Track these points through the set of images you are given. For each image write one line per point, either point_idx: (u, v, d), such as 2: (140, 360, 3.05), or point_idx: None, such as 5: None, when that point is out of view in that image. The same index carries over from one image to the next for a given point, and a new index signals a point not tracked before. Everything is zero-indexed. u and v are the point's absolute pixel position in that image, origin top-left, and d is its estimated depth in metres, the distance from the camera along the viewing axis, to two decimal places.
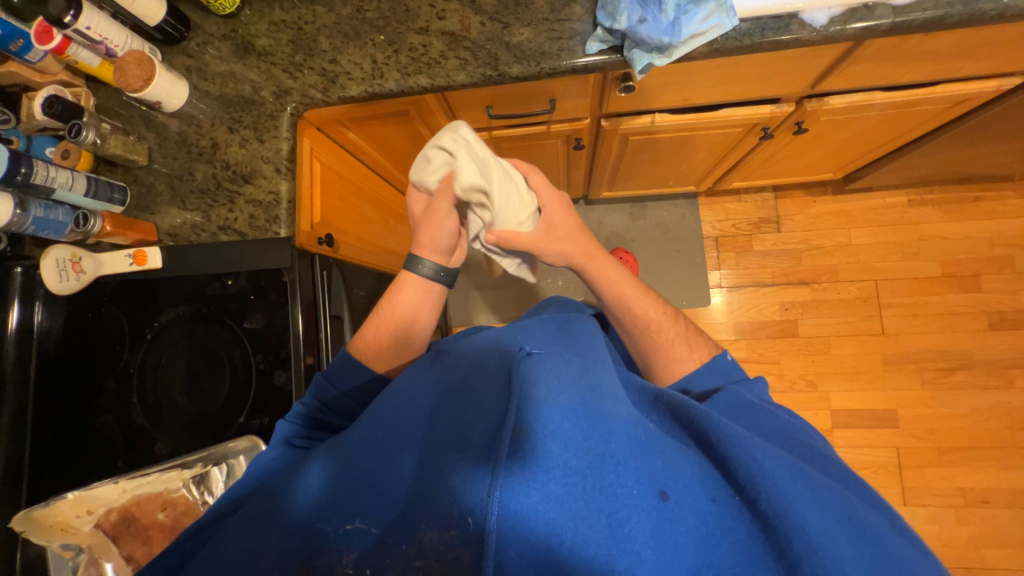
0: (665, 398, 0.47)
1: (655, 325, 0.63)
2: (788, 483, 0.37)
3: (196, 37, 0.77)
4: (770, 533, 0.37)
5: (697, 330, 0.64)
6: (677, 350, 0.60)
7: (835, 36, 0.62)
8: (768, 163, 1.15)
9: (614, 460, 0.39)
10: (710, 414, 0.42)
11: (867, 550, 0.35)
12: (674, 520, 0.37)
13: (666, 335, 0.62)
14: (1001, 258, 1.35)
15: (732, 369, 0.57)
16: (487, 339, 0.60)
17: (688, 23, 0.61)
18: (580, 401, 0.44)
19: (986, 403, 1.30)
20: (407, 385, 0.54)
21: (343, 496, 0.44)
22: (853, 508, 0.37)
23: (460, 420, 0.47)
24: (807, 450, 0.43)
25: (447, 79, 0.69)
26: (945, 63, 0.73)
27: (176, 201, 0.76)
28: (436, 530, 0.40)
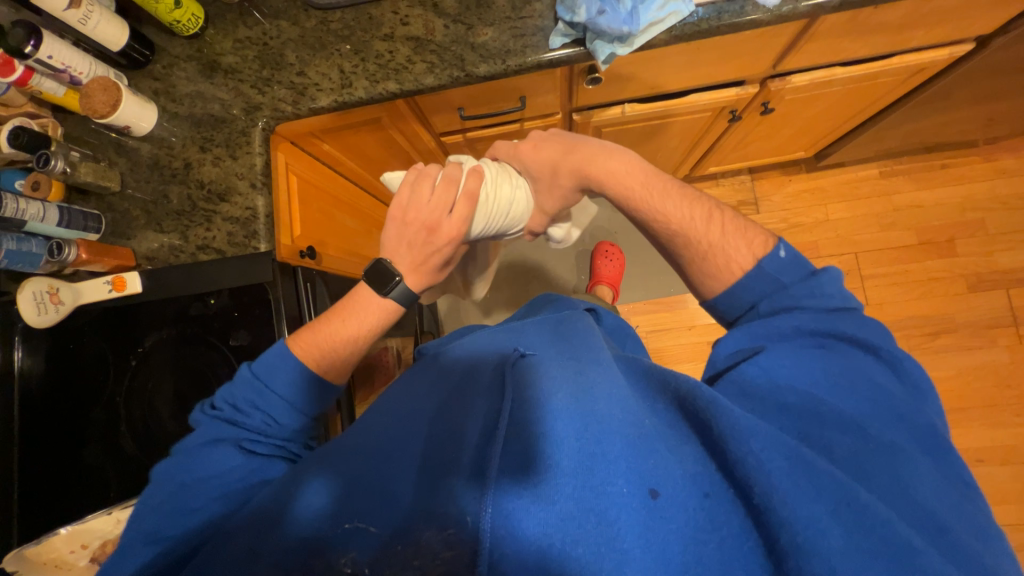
0: (673, 385, 0.46)
1: (685, 235, 0.59)
2: (785, 476, 0.37)
3: (161, 60, 0.77)
4: (762, 527, 0.37)
5: (742, 227, 0.58)
6: (727, 250, 0.56)
7: (789, 15, 0.64)
8: (740, 146, 1.17)
9: (606, 458, 0.40)
10: (718, 401, 0.41)
11: (863, 539, 0.35)
12: (666, 518, 0.37)
13: (702, 245, 0.58)
14: (973, 222, 1.39)
15: (785, 271, 0.53)
16: (486, 343, 0.61)
17: (646, 11, 0.62)
18: (575, 403, 0.45)
19: (972, 364, 1.33)
20: (411, 396, 0.55)
21: (342, 500, 0.45)
22: (858, 495, 0.37)
23: (458, 425, 0.48)
24: (830, 421, 0.42)
25: (415, 83, 0.70)
26: (898, 35, 0.75)
27: (152, 224, 0.75)
28: (431, 532, 0.39)
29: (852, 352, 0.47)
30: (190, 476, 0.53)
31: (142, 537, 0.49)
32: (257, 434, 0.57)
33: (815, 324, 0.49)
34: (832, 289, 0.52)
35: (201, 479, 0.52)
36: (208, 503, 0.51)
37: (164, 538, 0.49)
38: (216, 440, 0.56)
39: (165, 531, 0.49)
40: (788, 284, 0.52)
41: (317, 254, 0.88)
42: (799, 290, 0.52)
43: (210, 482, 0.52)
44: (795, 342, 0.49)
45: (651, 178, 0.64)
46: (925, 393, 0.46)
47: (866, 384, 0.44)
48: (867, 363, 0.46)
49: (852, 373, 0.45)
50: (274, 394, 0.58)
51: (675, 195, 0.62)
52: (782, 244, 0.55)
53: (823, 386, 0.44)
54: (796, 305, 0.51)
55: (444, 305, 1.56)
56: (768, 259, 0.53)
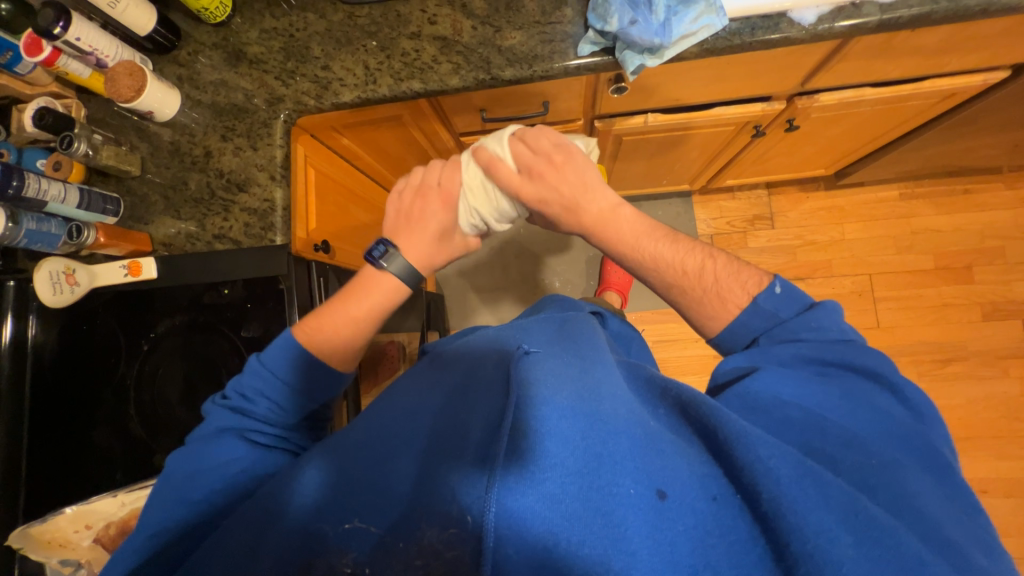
0: (673, 391, 0.46)
1: (683, 278, 0.58)
2: (794, 482, 0.36)
3: (187, 46, 0.77)
4: (770, 533, 0.36)
5: (735, 268, 0.57)
6: (718, 295, 0.56)
7: (823, 35, 0.63)
8: (760, 160, 1.16)
9: (611, 459, 0.40)
10: (720, 410, 0.40)
11: (873, 550, 0.34)
12: (673, 519, 0.37)
13: (700, 290, 0.57)
14: (992, 249, 1.37)
15: (783, 306, 0.52)
16: (489, 341, 0.61)
17: (679, 24, 0.61)
18: (578, 402, 0.45)
19: (982, 394, 1.31)
20: (412, 391, 0.56)
21: (341, 495, 0.45)
22: (865, 506, 0.36)
23: (459, 420, 0.48)
24: (835, 437, 0.41)
25: (440, 83, 0.70)
26: (932, 59, 0.74)
27: (170, 210, 0.75)
28: (434, 530, 0.40)
29: (853, 382, 0.45)
30: (192, 465, 0.53)
31: (144, 531, 0.50)
32: (261, 423, 0.57)
33: (821, 353, 0.47)
34: (829, 322, 0.50)
35: (202, 468, 0.52)
36: (209, 495, 0.51)
37: (165, 527, 0.50)
38: (224, 429, 0.56)
39: (168, 520, 0.50)
40: (785, 319, 0.51)
41: (331, 249, 0.87)
42: (796, 325, 0.50)
43: (209, 473, 0.52)
44: (793, 370, 0.47)
45: (650, 230, 0.62)
46: (926, 417, 0.45)
47: (866, 407, 0.43)
48: (865, 384, 0.45)
49: (853, 393, 0.44)
50: (273, 376, 0.58)
51: (667, 240, 0.60)
52: (777, 280, 0.54)
53: (820, 405, 0.43)
54: (796, 339, 0.50)
55: (452, 302, 1.55)
56: (765, 297, 0.52)
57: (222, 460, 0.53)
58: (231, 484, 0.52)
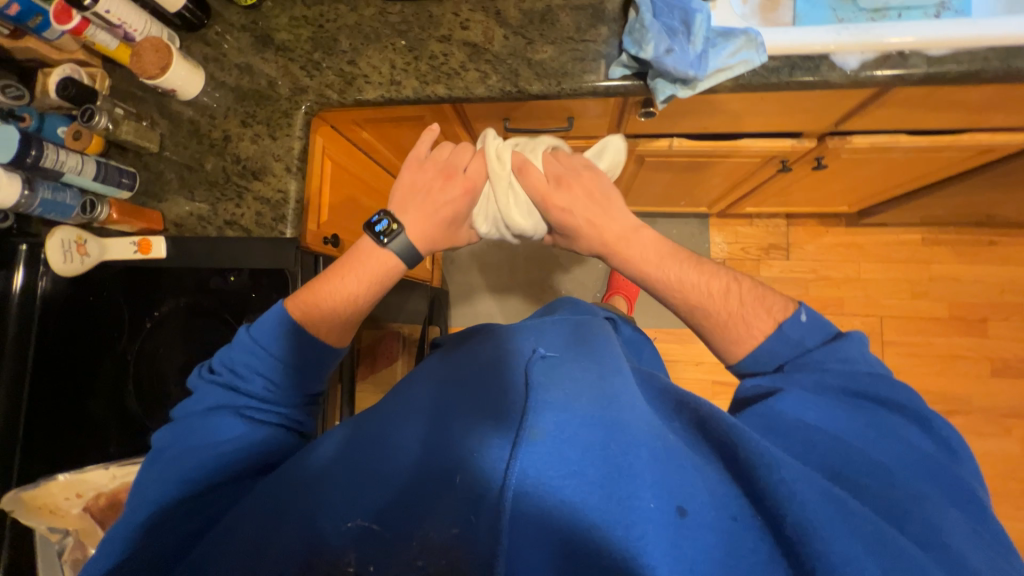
0: (692, 407, 0.47)
1: (700, 303, 0.57)
2: (819, 507, 0.36)
3: (215, 26, 0.76)
4: (794, 560, 0.36)
5: (761, 293, 0.56)
6: (733, 330, 0.55)
7: (864, 82, 0.61)
8: (783, 192, 1.13)
9: (630, 472, 0.40)
10: (740, 428, 0.41)
11: None
12: (691, 536, 0.37)
13: (723, 313, 0.55)
14: (1010, 305, 1.33)
15: (807, 334, 0.51)
16: (505, 336, 0.61)
17: (715, 56, 0.60)
18: (597, 412, 0.45)
19: (980, 450, 1.29)
20: (429, 381, 0.57)
21: (354, 483, 0.46)
22: (892, 537, 0.35)
23: (476, 417, 0.49)
24: (860, 465, 0.40)
25: (465, 91, 0.68)
26: (976, 114, 0.71)
27: (185, 190, 0.75)
28: (447, 527, 0.41)
29: (886, 414, 0.44)
30: (192, 441, 0.53)
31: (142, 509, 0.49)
32: (257, 401, 0.57)
33: (850, 382, 0.46)
34: (858, 355, 0.48)
35: (200, 446, 0.52)
36: (203, 474, 0.51)
37: (163, 501, 0.49)
38: (220, 406, 0.56)
39: (164, 497, 0.49)
40: (811, 348, 0.50)
41: (340, 241, 0.88)
42: (822, 354, 0.49)
43: (209, 448, 0.52)
44: (818, 394, 0.46)
45: (672, 255, 0.62)
46: (958, 449, 0.43)
47: (896, 438, 0.42)
48: (899, 415, 0.44)
49: (879, 424, 0.43)
50: (269, 355, 0.58)
51: (691, 265, 0.60)
52: (803, 307, 0.53)
53: (845, 429, 0.43)
54: (820, 367, 0.49)
55: (460, 288, 1.54)
56: (790, 324, 0.51)
57: (221, 437, 0.53)
58: (231, 463, 0.52)
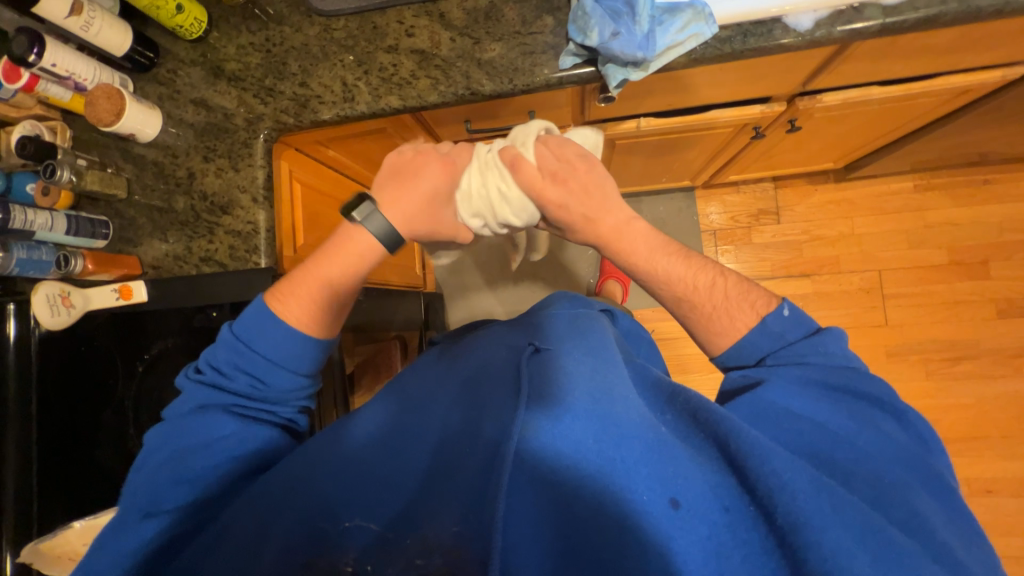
0: (683, 397, 0.45)
1: (689, 289, 0.54)
2: (810, 497, 0.36)
3: (166, 63, 0.76)
4: (785, 548, 0.36)
5: (744, 286, 0.53)
6: (716, 321, 0.52)
7: (822, 40, 0.59)
8: (764, 157, 1.11)
9: (624, 463, 0.40)
10: (731, 420, 0.39)
11: (882, 567, 0.34)
12: (686, 529, 0.37)
13: (706, 306, 0.53)
14: (1011, 244, 1.30)
15: (789, 329, 0.49)
16: (497, 333, 0.60)
17: (664, 35, 0.58)
18: (590, 402, 0.44)
19: (991, 392, 1.28)
20: (422, 383, 0.56)
21: (349, 491, 0.45)
22: (880, 525, 0.36)
23: (469, 419, 0.48)
24: (842, 449, 0.40)
25: (418, 99, 0.68)
26: (944, 57, 0.69)
27: (158, 232, 0.76)
28: (439, 528, 0.41)
29: (866, 411, 0.43)
30: (185, 444, 0.53)
31: (136, 511, 0.50)
32: (245, 399, 0.56)
33: (825, 376, 0.45)
34: (835, 348, 0.48)
35: (195, 448, 0.53)
36: (198, 478, 0.52)
37: (164, 508, 0.50)
38: (208, 405, 0.55)
39: (160, 502, 0.51)
40: (792, 341, 0.49)
41: None
42: (802, 347, 0.48)
43: (202, 450, 0.53)
44: (793, 381, 0.45)
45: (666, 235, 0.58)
46: (925, 441, 0.43)
47: (872, 428, 0.42)
48: (878, 403, 0.44)
49: (857, 410, 0.43)
50: (257, 355, 0.55)
51: (679, 256, 0.56)
52: (785, 303, 0.50)
53: (829, 419, 0.42)
54: (801, 361, 0.47)
55: (452, 281, 1.49)
56: (772, 318, 0.49)
57: (216, 436, 0.53)
58: (231, 461, 0.53)
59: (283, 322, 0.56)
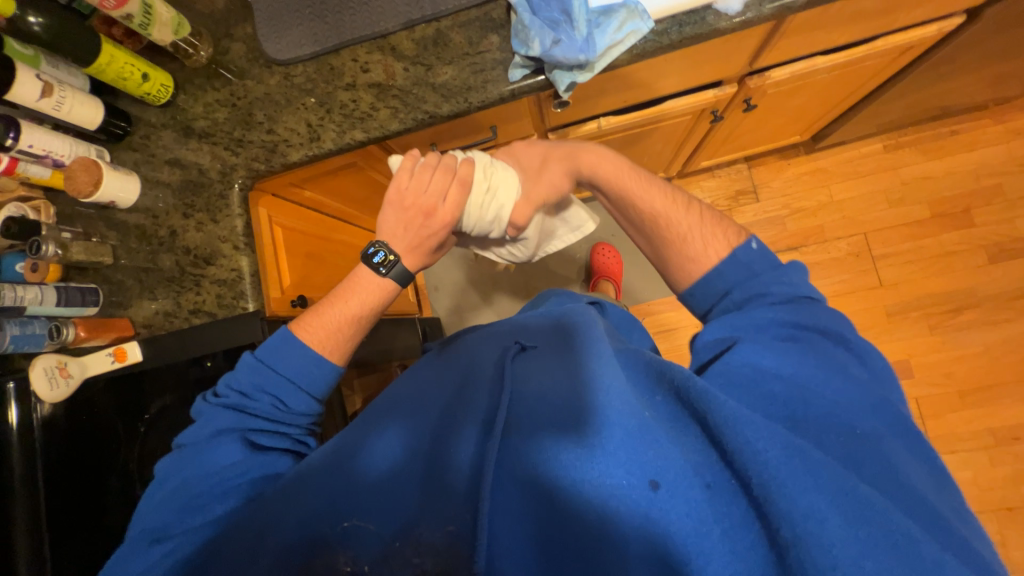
0: (666, 374, 0.44)
1: (663, 220, 0.58)
2: (784, 465, 0.35)
3: (139, 130, 0.79)
4: (764, 519, 0.35)
5: (715, 220, 0.58)
6: (692, 249, 0.55)
7: (754, 20, 0.61)
8: (731, 139, 1.13)
9: (603, 451, 0.40)
10: (709, 392, 0.39)
11: (863, 530, 0.33)
12: (665, 509, 0.37)
13: (677, 234, 0.57)
14: (990, 189, 1.32)
15: (757, 261, 0.52)
16: (484, 337, 0.60)
17: (603, 36, 0.61)
18: (571, 397, 0.45)
19: (999, 338, 1.26)
20: (412, 389, 0.56)
21: (338, 499, 0.44)
22: (857, 486, 0.35)
23: (457, 425, 0.48)
24: (824, 413, 0.40)
25: (382, 130, 0.70)
26: (877, 20, 0.72)
27: (146, 292, 0.78)
28: (432, 530, 0.40)
29: (849, 367, 0.43)
30: (194, 472, 0.53)
31: (146, 536, 0.50)
32: (266, 421, 0.57)
33: (797, 316, 0.46)
34: (798, 280, 0.50)
35: (202, 473, 0.52)
36: (213, 499, 0.51)
37: (172, 533, 0.49)
38: (224, 430, 0.56)
39: (170, 527, 0.50)
40: (759, 271, 0.51)
41: (308, 301, 0.90)
42: (768, 277, 0.50)
43: (207, 476, 0.52)
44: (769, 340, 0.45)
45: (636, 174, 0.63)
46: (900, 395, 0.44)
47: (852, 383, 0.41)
48: (846, 357, 0.44)
49: (837, 368, 0.42)
50: (275, 373, 0.58)
51: (651, 190, 0.61)
52: (753, 237, 0.54)
53: (805, 376, 0.42)
54: (766, 292, 0.50)
55: (446, 302, 1.50)
56: (742, 248, 0.52)
57: (221, 464, 0.53)
58: (238, 488, 0.52)
59: (304, 344, 0.59)
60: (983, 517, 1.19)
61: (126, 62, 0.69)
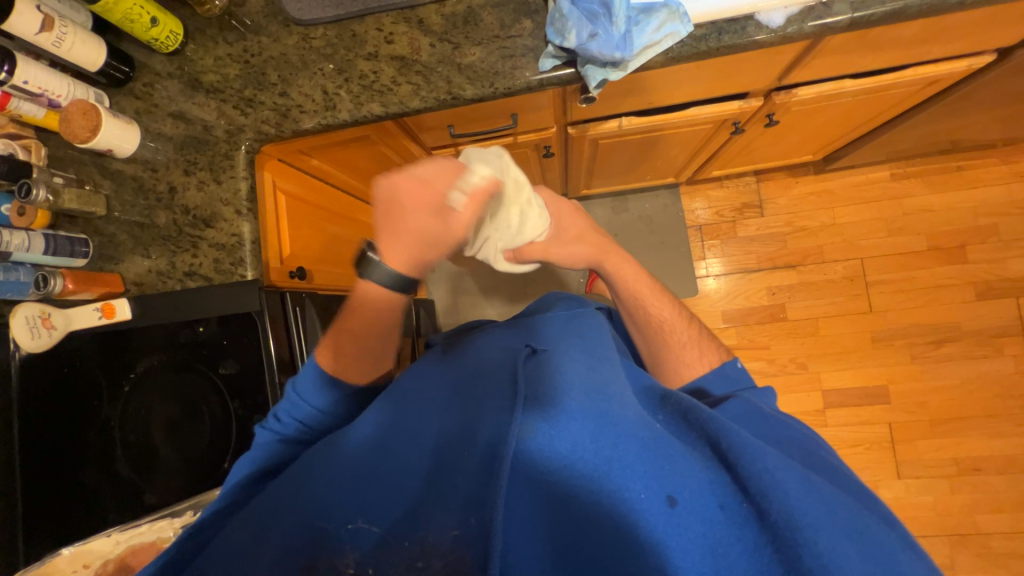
0: (673, 399, 0.46)
1: (668, 325, 0.64)
2: (800, 495, 0.36)
3: (142, 77, 0.75)
4: (779, 545, 0.35)
5: (710, 336, 0.63)
6: (689, 354, 0.60)
7: (794, 36, 0.60)
8: (747, 151, 1.13)
9: (620, 462, 0.40)
10: (719, 421, 0.41)
11: (876, 566, 0.34)
12: (682, 525, 0.37)
13: (679, 337, 0.62)
14: (987, 227, 1.34)
15: (742, 378, 0.56)
16: (493, 340, 0.60)
17: (641, 35, 0.59)
18: (586, 403, 0.44)
19: (975, 373, 1.31)
20: (417, 384, 0.55)
21: (347, 492, 0.44)
22: (866, 524, 0.36)
23: (466, 420, 0.48)
24: (822, 463, 0.42)
25: (401, 106, 0.68)
26: (912, 48, 0.71)
27: (139, 248, 0.75)
28: (439, 533, 0.40)
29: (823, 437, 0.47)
30: None
31: None
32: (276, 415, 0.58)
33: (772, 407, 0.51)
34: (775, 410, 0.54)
35: None
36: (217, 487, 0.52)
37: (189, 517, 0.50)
38: None
39: None
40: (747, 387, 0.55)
41: (308, 273, 0.88)
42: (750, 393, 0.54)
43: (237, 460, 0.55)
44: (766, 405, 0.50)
45: (651, 282, 0.69)
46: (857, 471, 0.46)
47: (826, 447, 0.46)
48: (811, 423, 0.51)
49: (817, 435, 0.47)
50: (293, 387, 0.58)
51: (662, 298, 0.67)
52: (737, 359, 0.59)
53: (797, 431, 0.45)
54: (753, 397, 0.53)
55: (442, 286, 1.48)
56: (732, 364, 0.57)
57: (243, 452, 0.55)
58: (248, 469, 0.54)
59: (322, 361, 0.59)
60: (935, 540, 1.25)
61: (136, 4, 0.65)
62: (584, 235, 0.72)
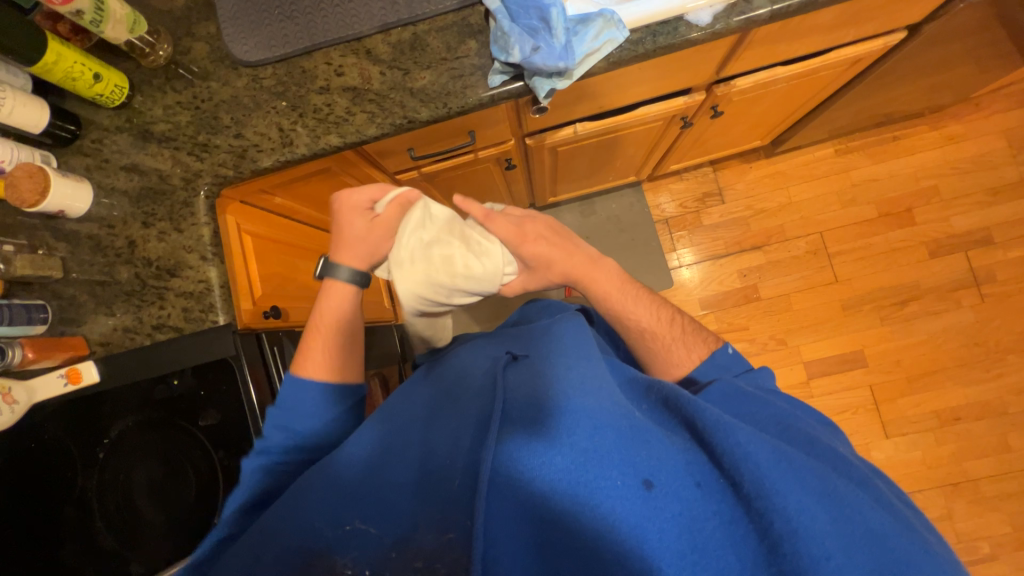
0: (656, 387, 0.47)
1: (652, 329, 0.65)
2: (772, 466, 0.37)
3: (90, 133, 0.74)
4: (752, 513, 0.37)
5: (696, 329, 0.65)
6: (676, 353, 0.62)
7: (722, 31, 0.64)
8: (699, 143, 1.17)
9: (598, 453, 0.40)
10: (696, 401, 0.42)
11: (845, 528, 0.35)
12: (660, 507, 0.38)
13: (666, 338, 0.63)
14: (928, 189, 1.43)
15: (733, 364, 0.58)
16: (474, 349, 0.61)
17: (581, 43, 0.62)
18: (563, 398, 0.45)
19: (940, 327, 1.37)
20: (402, 400, 0.55)
21: (335, 502, 0.45)
22: (836, 488, 0.37)
23: (448, 429, 0.48)
24: (803, 436, 0.43)
25: (358, 135, 0.69)
26: (832, 32, 0.76)
27: (103, 307, 0.72)
28: (429, 536, 0.40)
29: (797, 407, 0.50)
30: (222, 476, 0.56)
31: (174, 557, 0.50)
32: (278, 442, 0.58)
33: (752, 386, 0.53)
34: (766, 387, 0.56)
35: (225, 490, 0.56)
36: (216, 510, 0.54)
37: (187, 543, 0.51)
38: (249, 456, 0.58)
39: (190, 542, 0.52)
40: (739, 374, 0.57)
41: (282, 311, 0.86)
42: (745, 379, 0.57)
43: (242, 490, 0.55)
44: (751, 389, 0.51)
45: (631, 285, 0.69)
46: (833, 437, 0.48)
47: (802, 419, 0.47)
48: (794, 402, 0.52)
49: (794, 408, 0.49)
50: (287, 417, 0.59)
51: (645, 301, 0.67)
52: (727, 345, 0.61)
53: (780, 410, 0.46)
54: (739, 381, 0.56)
55: None
56: (721, 355, 0.59)
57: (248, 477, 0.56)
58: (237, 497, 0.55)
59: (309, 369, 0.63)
60: (931, 493, 1.29)
61: (76, 62, 0.64)
62: (557, 257, 0.70)
